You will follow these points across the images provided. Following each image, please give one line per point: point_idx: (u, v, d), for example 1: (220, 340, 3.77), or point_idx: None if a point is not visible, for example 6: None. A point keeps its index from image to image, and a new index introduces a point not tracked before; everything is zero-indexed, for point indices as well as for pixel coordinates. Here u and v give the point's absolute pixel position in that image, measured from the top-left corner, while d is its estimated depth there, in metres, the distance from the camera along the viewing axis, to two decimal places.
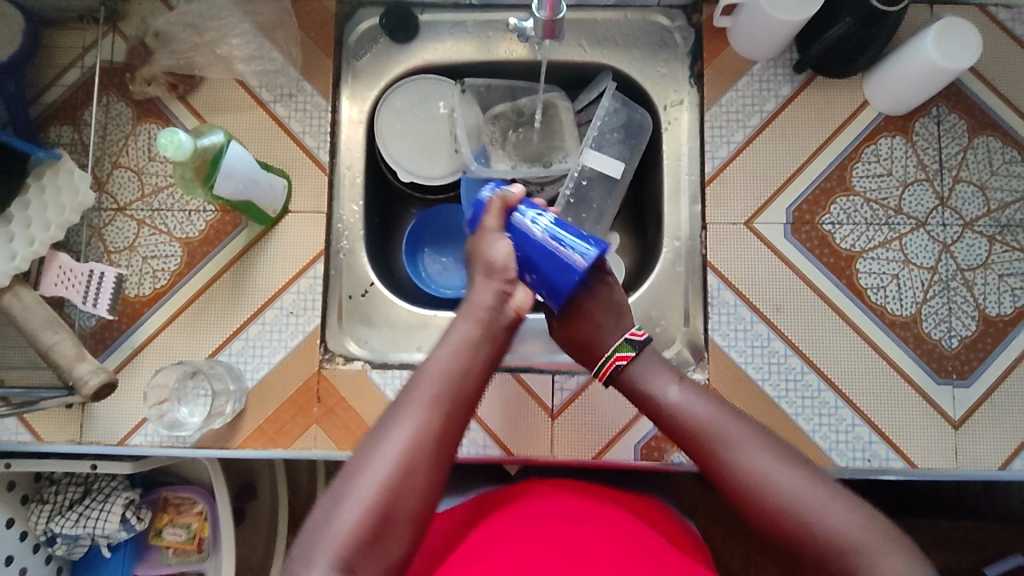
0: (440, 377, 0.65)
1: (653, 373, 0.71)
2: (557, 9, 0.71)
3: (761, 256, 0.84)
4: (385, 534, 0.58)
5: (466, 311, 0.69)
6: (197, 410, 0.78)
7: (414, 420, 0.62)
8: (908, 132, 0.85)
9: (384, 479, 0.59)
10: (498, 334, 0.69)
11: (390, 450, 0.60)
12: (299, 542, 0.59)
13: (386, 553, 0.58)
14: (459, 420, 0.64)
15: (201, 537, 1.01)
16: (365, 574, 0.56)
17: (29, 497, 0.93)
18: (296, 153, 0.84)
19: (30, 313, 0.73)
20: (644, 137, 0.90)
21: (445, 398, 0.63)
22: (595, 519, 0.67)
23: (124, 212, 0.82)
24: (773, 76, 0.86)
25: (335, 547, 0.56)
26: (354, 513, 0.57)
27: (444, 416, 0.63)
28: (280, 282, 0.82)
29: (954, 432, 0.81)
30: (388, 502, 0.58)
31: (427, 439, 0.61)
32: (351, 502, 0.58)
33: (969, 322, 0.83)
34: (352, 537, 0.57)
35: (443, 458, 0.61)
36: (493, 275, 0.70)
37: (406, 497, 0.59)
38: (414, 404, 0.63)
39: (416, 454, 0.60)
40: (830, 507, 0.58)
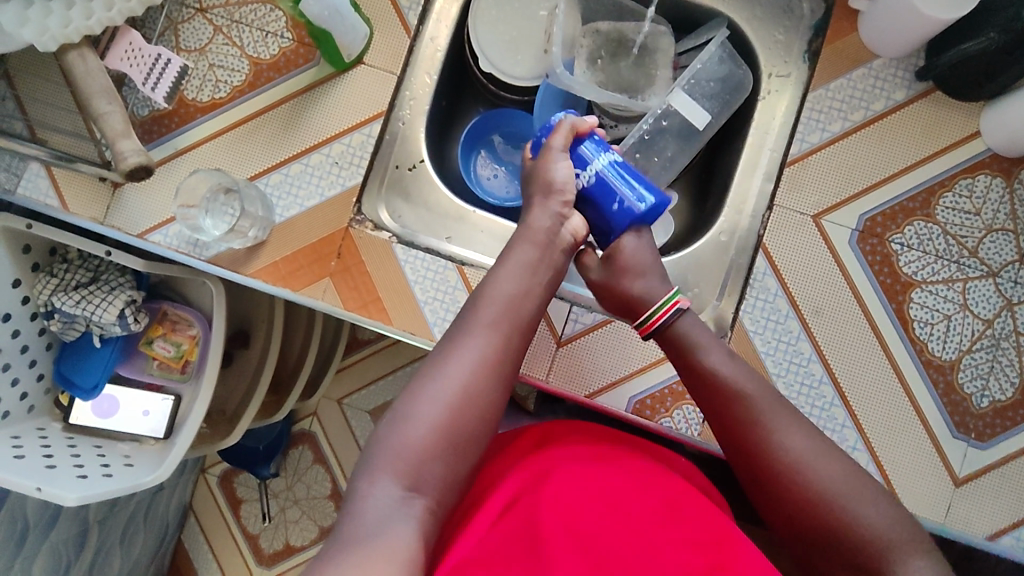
0: (502, 303, 0.68)
1: (699, 332, 0.71)
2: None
3: (817, 254, 0.80)
4: (451, 451, 0.61)
5: (526, 235, 0.71)
6: (219, 224, 0.78)
7: (477, 342, 0.65)
8: (1011, 176, 0.80)
9: (453, 398, 0.62)
10: (558, 261, 0.72)
11: (454, 370, 0.63)
12: (363, 458, 0.61)
13: (450, 471, 0.61)
14: (518, 342, 0.67)
15: (187, 360, 1.03)
16: (429, 490, 0.59)
17: (40, 267, 0.95)
18: (387, 7, 0.81)
19: (90, 78, 0.74)
20: (740, 97, 0.85)
21: (507, 320, 0.67)
22: (627, 467, 0.68)
23: (205, 14, 0.81)
24: (891, 77, 0.81)
25: (404, 465, 0.59)
26: (424, 430, 0.60)
27: (503, 337, 0.66)
28: (334, 130, 0.81)
29: (953, 489, 0.77)
30: (453, 420, 0.61)
31: (488, 356, 0.65)
32: (420, 421, 0.61)
33: (1007, 387, 0.78)
34: (419, 456, 0.59)
35: (502, 375, 0.65)
36: (550, 198, 0.73)
37: (470, 414, 0.62)
38: (479, 325, 0.66)
39: (479, 376, 0.64)
40: (868, 509, 0.61)
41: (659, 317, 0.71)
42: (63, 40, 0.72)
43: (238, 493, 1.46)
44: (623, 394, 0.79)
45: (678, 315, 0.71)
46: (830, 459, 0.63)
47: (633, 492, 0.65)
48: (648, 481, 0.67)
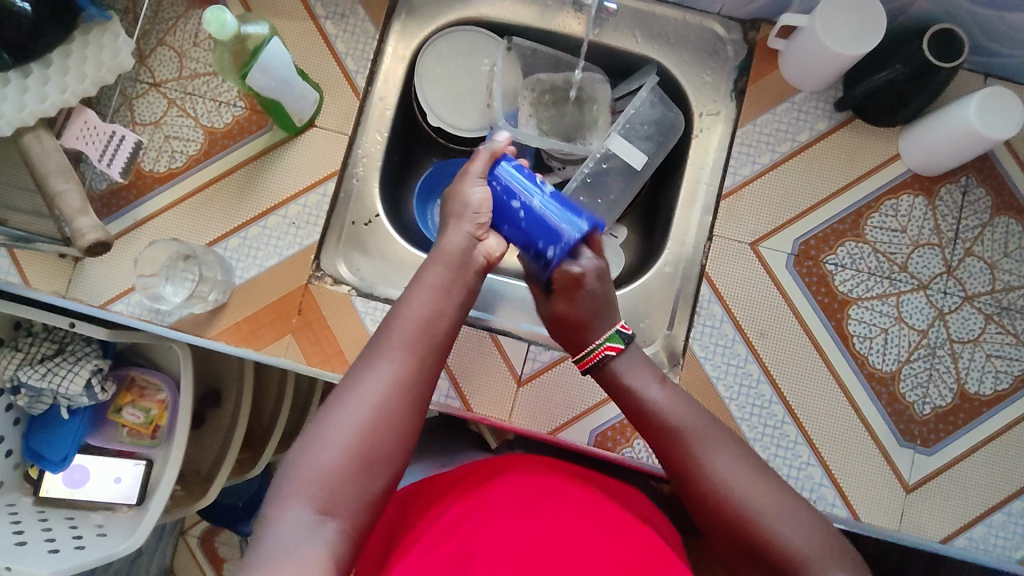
0: (413, 325, 0.70)
1: (629, 361, 0.73)
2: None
3: (759, 280, 0.84)
4: (360, 475, 0.62)
5: (436, 256, 0.74)
6: (180, 290, 0.80)
7: (388, 364, 0.67)
8: (931, 195, 0.85)
9: (366, 417, 0.64)
10: (469, 279, 0.73)
11: (363, 392, 0.65)
12: (275, 486, 0.62)
13: (361, 492, 0.62)
14: (429, 362, 0.69)
15: (157, 425, 1.04)
16: (341, 512, 0.61)
17: (4, 342, 0.95)
18: (335, 72, 0.85)
19: (46, 157, 0.76)
20: (673, 138, 0.90)
21: (422, 341, 0.69)
22: (568, 504, 0.69)
23: (159, 88, 0.84)
24: (813, 109, 0.86)
25: (313, 491, 0.60)
26: (332, 455, 0.62)
27: (415, 359, 0.68)
28: (289, 192, 0.84)
29: (905, 495, 0.81)
30: (366, 444, 0.63)
31: (402, 377, 0.67)
32: (328, 445, 0.62)
33: (946, 393, 0.83)
34: (331, 480, 0.61)
35: (411, 396, 0.67)
36: (464, 220, 0.75)
37: (384, 435, 0.64)
38: (389, 348, 0.68)
39: (390, 397, 0.65)
40: (790, 523, 0.63)
41: (596, 356, 0.74)
42: (18, 124, 0.75)
43: (218, 552, 1.44)
44: (584, 427, 0.81)
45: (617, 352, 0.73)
46: (754, 479, 0.66)
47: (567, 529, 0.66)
48: (588, 517, 0.68)
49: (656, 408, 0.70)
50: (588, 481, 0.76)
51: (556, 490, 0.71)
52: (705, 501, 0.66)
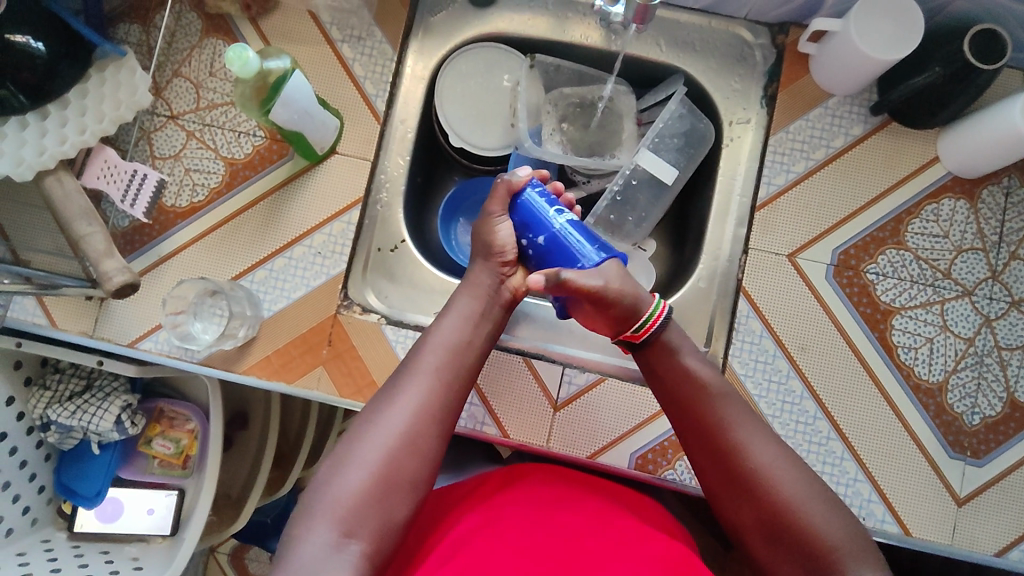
0: (442, 350, 0.68)
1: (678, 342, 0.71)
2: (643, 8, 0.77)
3: (798, 293, 0.82)
4: (387, 498, 0.61)
5: (469, 285, 0.73)
6: (210, 327, 0.79)
7: (416, 389, 0.66)
8: (973, 197, 0.82)
9: (394, 442, 0.63)
10: (498, 313, 0.73)
11: (393, 416, 0.64)
12: (301, 507, 0.61)
13: (387, 516, 0.61)
14: (457, 389, 0.68)
15: (187, 455, 1.03)
16: (365, 537, 0.59)
17: (32, 380, 0.94)
18: (354, 96, 0.83)
19: (69, 200, 0.75)
20: (703, 147, 0.87)
21: (449, 367, 0.68)
22: (586, 509, 0.69)
23: (177, 120, 0.83)
24: (847, 114, 0.84)
25: (340, 512, 0.59)
26: (359, 478, 0.61)
27: (445, 386, 0.67)
28: (314, 221, 0.82)
29: (957, 509, 0.79)
30: (392, 469, 0.62)
31: (430, 403, 0.65)
32: (355, 467, 0.61)
33: (995, 402, 0.80)
34: (357, 503, 0.60)
35: (440, 425, 0.65)
36: (492, 259, 0.74)
37: (410, 460, 0.63)
38: (418, 372, 0.67)
39: (419, 423, 0.64)
40: (824, 511, 0.61)
41: (653, 322, 0.69)
42: (40, 168, 0.74)
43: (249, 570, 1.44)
44: (624, 450, 0.80)
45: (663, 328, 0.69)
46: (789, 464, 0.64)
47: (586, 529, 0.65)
48: (607, 521, 0.67)
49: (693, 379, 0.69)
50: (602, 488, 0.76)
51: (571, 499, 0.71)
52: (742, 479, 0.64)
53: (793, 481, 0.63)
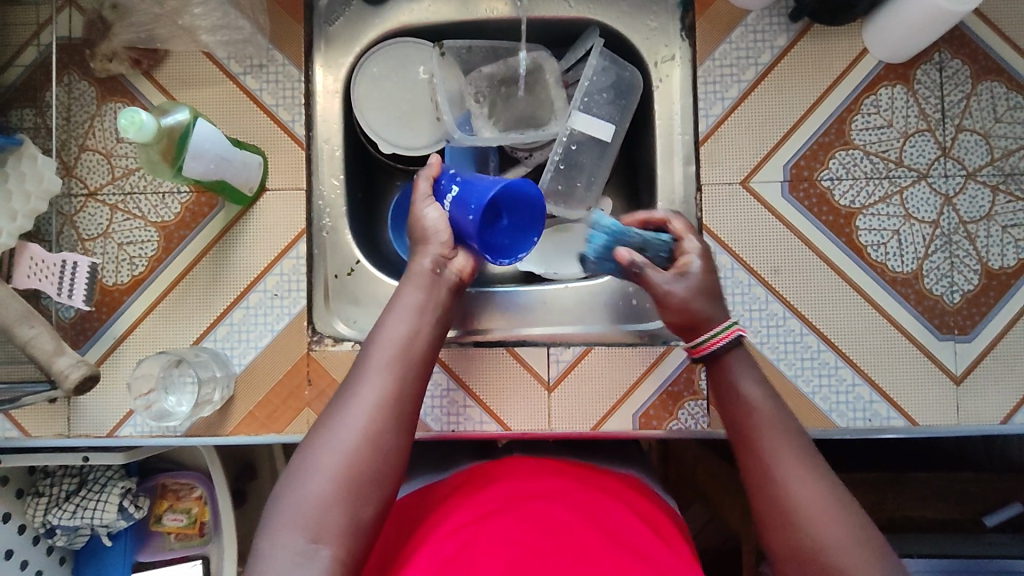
0: (392, 345, 0.65)
1: (740, 369, 0.69)
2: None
3: (759, 217, 0.81)
4: (354, 499, 0.59)
5: (410, 278, 0.69)
6: (184, 398, 0.75)
7: (371, 388, 0.62)
8: (909, 81, 0.81)
9: (351, 446, 0.60)
10: (443, 295, 0.69)
11: (351, 416, 0.61)
12: (266, 516, 0.59)
13: (355, 517, 0.58)
14: (412, 382, 0.64)
15: (202, 522, 1.00)
16: (333, 540, 0.57)
17: (24, 491, 0.90)
18: (271, 128, 0.80)
19: (5, 308, 0.69)
20: (636, 94, 0.85)
21: (401, 360, 0.64)
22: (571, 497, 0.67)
23: (96, 197, 0.79)
24: (768, 26, 0.82)
25: (303, 519, 0.57)
26: (323, 480, 0.58)
27: (399, 381, 0.63)
28: (263, 264, 0.79)
29: (956, 387, 0.80)
30: (353, 469, 0.59)
31: (388, 397, 0.62)
32: (314, 472, 0.59)
33: (971, 276, 0.80)
34: (320, 508, 0.57)
35: (399, 422, 0.62)
36: (429, 241, 0.70)
37: (372, 460, 0.60)
38: (371, 369, 0.63)
39: (376, 422, 0.61)
40: (855, 539, 0.58)
41: (716, 341, 0.69)
42: None
43: None
44: (626, 413, 0.79)
45: (733, 344, 0.69)
46: (825, 496, 0.60)
47: (578, 523, 0.62)
48: (583, 506, 0.66)
49: (749, 406, 0.67)
50: (587, 476, 0.73)
51: (567, 489, 0.68)
52: (777, 507, 0.61)
53: (824, 515, 0.59)
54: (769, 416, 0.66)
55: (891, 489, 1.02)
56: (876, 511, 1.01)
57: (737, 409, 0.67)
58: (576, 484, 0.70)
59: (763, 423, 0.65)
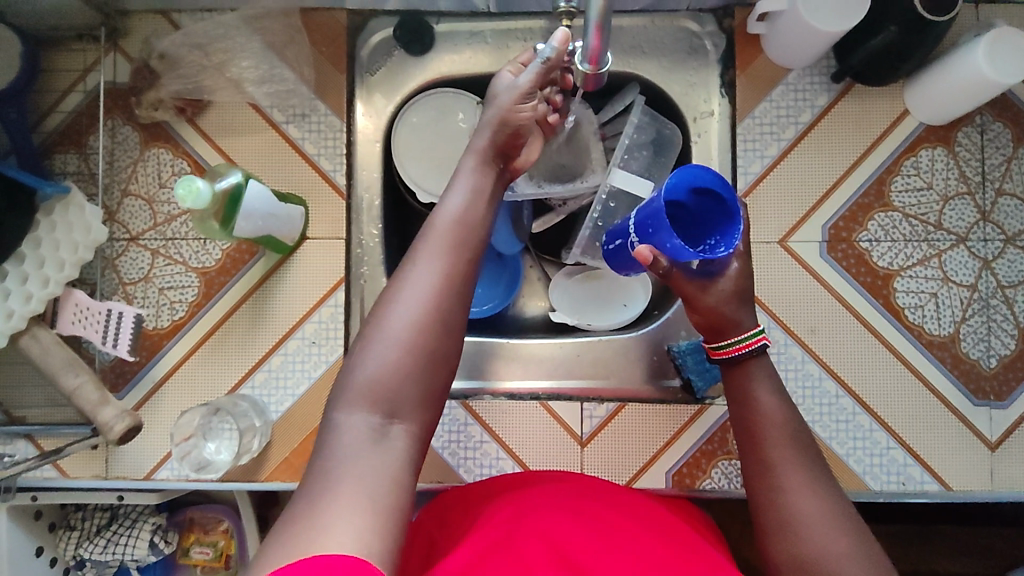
0: (454, 221, 0.61)
1: (760, 378, 0.65)
2: (602, 62, 0.58)
3: (796, 276, 0.81)
4: (430, 366, 0.55)
5: (480, 220, 0.62)
6: (223, 445, 0.77)
7: (439, 262, 0.58)
8: (950, 143, 0.81)
9: (427, 299, 0.56)
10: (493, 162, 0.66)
11: (419, 288, 0.57)
12: (331, 394, 0.55)
13: (426, 389, 0.55)
14: (476, 269, 0.60)
15: (228, 555, 0.98)
16: (405, 420, 0.54)
17: (56, 524, 0.92)
18: (312, 176, 0.81)
19: (49, 356, 0.71)
20: (674, 151, 0.85)
21: (467, 239, 0.60)
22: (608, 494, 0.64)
23: (137, 242, 0.80)
24: (809, 85, 0.82)
25: (372, 389, 0.53)
26: (398, 346, 0.54)
27: (464, 258, 0.60)
28: (302, 311, 0.80)
29: (990, 453, 0.79)
30: (429, 343, 0.55)
31: (457, 265, 0.59)
32: (385, 341, 0.55)
33: (1008, 341, 0.80)
34: (392, 377, 0.54)
35: (466, 269, 0.59)
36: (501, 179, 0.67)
37: (444, 303, 0.57)
38: (434, 247, 0.59)
39: (450, 287, 0.58)
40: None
41: (754, 343, 0.65)
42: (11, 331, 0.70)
43: None
44: (660, 470, 0.79)
45: (757, 353, 0.65)
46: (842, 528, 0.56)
47: (627, 521, 0.60)
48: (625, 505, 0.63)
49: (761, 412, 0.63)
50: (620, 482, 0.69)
51: (600, 486, 0.65)
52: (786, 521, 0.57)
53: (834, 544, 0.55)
54: (787, 426, 0.61)
55: (914, 540, 1.02)
56: (899, 562, 1.01)
57: (746, 416, 0.63)
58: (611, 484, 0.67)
59: (774, 432, 0.61)
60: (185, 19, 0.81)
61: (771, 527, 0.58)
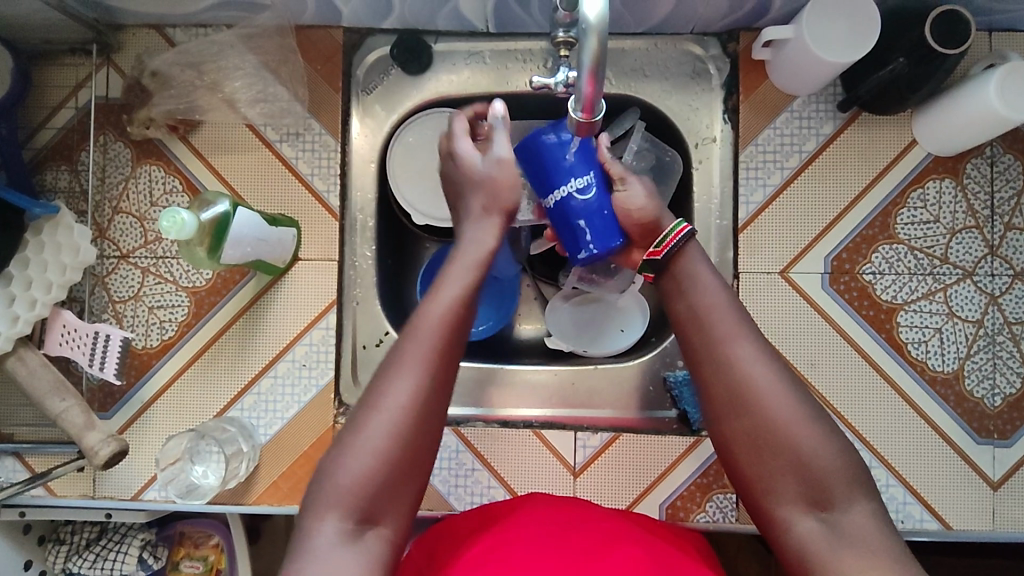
0: (441, 307, 0.56)
1: (693, 258, 0.63)
2: (596, 109, 0.55)
3: (797, 309, 0.79)
4: (408, 472, 0.53)
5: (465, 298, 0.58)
6: (210, 469, 0.75)
7: (422, 353, 0.55)
8: (958, 174, 0.79)
9: (406, 398, 0.53)
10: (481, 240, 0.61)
11: (397, 382, 0.53)
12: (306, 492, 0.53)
13: (404, 495, 0.53)
14: (458, 352, 0.57)
15: (219, 569, 0.95)
16: (383, 523, 0.52)
17: (45, 537, 0.92)
18: (305, 197, 0.79)
19: (35, 378, 0.70)
20: (673, 181, 0.85)
21: (452, 327, 0.56)
22: (596, 526, 0.61)
23: (128, 259, 0.79)
24: (815, 113, 0.80)
25: (346, 497, 0.51)
26: (374, 450, 0.52)
27: (449, 349, 0.56)
28: (291, 335, 0.79)
29: (992, 493, 0.77)
30: (408, 444, 0.53)
31: (440, 361, 0.55)
32: (363, 447, 0.52)
33: (1014, 379, 0.78)
34: (367, 483, 0.51)
35: (451, 363, 0.56)
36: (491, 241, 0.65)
37: (426, 403, 0.54)
38: (418, 336, 0.55)
39: (431, 381, 0.54)
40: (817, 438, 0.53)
41: (677, 235, 0.63)
42: None
43: None
44: (653, 503, 0.78)
45: (687, 240, 0.63)
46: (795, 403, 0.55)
47: (615, 555, 0.57)
48: (617, 538, 0.60)
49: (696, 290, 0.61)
50: (618, 513, 0.66)
51: (589, 518, 0.62)
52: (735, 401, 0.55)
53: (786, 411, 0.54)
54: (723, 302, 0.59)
55: None
56: None
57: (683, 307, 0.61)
58: (599, 514, 0.64)
59: (713, 308, 0.59)
60: (180, 35, 0.80)
61: (723, 407, 0.56)
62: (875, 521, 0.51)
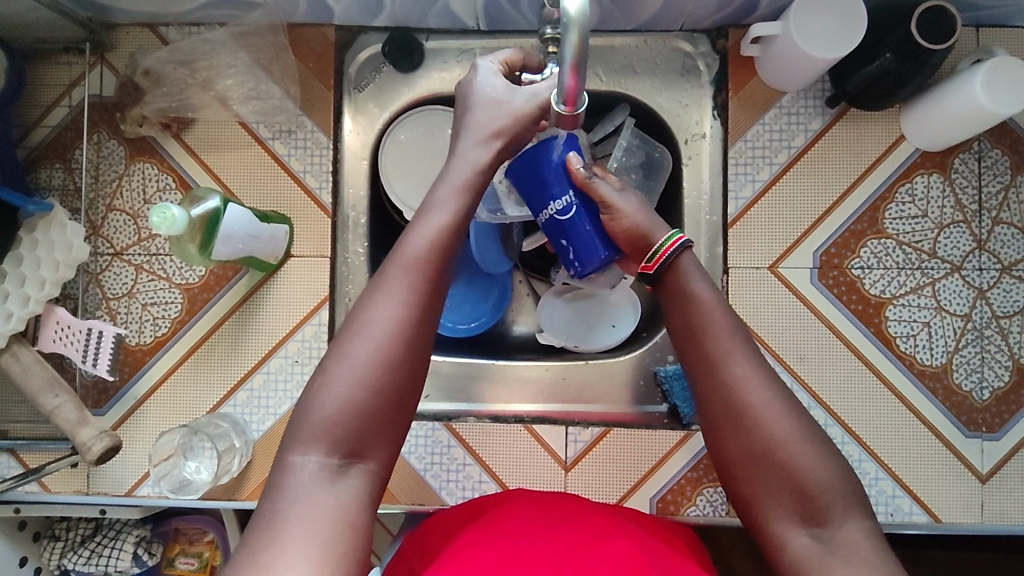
0: (423, 244, 0.56)
1: (693, 273, 0.63)
2: (579, 102, 0.55)
3: (787, 303, 0.80)
4: (391, 407, 0.53)
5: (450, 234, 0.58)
6: (203, 464, 0.75)
7: (403, 289, 0.55)
8: (946, 169, 0.80)
9: (387, 330, 0.53)
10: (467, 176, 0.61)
11: (380, 315, 0.54)
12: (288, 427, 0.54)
13: (387, 429, 0.53)
14: (442, 290, 0.57)
15: (214, 566, 0.96)
16: (366, 459, 0.53)
17: (41, 533, 0.92)
18: (297, 193, 0.80)
19: (29, 374, 0.71)
20: (663, 176, 0.85)
21: (434, 264, 0.56)
22: (586, 519, 0.62)
23: (121, 257, 0.80)
24: (804, 109, 0.80)
25: (327, 428, 0.52)
26: (355, 379, 0.52)
27: (431, 285, 0.56)
28: (283, 331, 0.79)
29: (980, 486, 0.78)
30: (390, 377, 0.53)
31: (421, 296, 0.55)
32: (345, 374, 0.53)
33: (1002, 373, 0.78)
34: (349, 415, 0.52)
35: (434, 300, 0.56)
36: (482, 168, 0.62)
37: (408, 338, 0.54)
38: (400, 272, 0.55)
39: (413, 316, 0.55)
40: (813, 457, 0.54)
41: (670, 247, 0.64)
42: None
43: None
44: (644, 497, 0.78)
45: (681, 251, 0.64)
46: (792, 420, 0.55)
47: (600, 546, 0.57)
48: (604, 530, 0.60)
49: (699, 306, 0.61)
50: (609, 508, 0.66)
51: (579, 513, 0.63)
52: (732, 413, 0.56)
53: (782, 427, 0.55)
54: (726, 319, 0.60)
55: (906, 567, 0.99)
56: None
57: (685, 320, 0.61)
58: (590, 509, 0.65)
59: (713, 325, 0.60)
60: (173, 34, 0.80)
61: (719, 421, 0.57)
62: (860, 526, 0.52)
